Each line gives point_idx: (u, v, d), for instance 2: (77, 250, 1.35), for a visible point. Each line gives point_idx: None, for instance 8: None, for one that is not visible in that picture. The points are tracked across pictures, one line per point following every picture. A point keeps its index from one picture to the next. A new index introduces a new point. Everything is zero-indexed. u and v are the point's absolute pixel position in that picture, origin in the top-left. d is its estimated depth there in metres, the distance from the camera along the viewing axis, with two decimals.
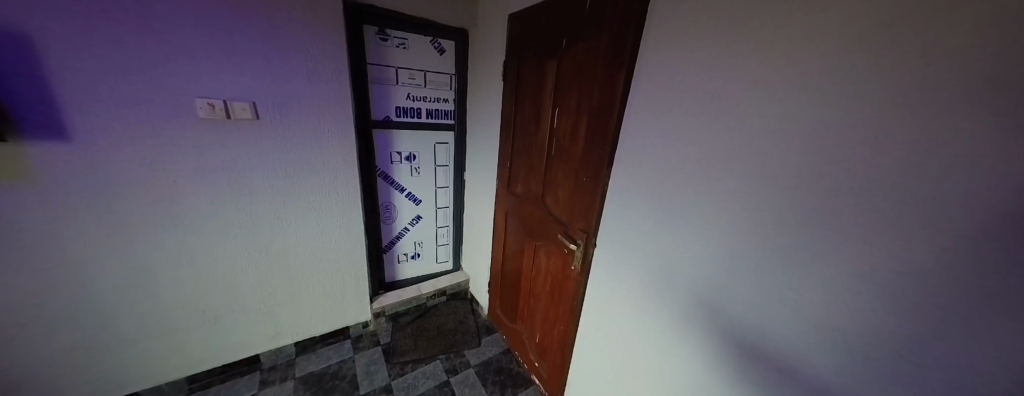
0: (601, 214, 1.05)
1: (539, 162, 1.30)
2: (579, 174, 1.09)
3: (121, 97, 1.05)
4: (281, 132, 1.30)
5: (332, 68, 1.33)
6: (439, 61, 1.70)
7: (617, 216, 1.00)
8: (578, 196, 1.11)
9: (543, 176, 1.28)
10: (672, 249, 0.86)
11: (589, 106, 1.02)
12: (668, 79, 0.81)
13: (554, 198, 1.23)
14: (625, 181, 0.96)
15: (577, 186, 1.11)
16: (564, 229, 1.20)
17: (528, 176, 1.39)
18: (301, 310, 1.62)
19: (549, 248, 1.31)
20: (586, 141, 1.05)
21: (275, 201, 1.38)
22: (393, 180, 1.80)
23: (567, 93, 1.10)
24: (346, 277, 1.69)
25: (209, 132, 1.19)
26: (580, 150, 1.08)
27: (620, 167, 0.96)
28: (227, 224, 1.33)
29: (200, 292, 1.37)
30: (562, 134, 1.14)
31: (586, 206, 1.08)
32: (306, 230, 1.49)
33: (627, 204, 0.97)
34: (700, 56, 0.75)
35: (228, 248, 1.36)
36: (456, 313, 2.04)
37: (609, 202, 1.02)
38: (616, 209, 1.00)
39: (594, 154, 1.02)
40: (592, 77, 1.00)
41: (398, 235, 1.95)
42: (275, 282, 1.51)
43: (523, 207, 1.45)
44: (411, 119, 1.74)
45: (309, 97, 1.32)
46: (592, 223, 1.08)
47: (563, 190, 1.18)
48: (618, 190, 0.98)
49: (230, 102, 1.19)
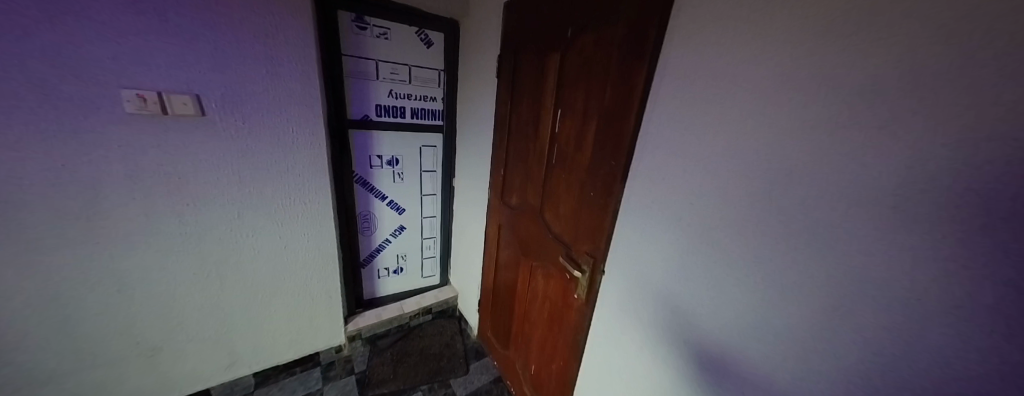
0: (610, 237, 0.87)
1: (537, 171, 1.12)
2: (584, 189, 0.91)
3: (17, 85, 0.84)
4: (233, 132, 1.10)
5: (295, 58, 1.12)
6: (425, 55, 1.51)
7: (631, 241, 0.83)
8: (583, 214, 0.93)
9: (542, 188, 1.10)
10: (700, 289, 0.68)
11: (598, 107, 0.85)
12: (697, 76, 0.64)
13: (555, 214, 1.05)
14: (640, 200, 0.78)
15: (581, 202, 0.93)
16: (566, 252, 1.02)
17: (524, 186, 1.21)
18: (262, 336, 1.42)
19: (548, 271, 1.13)
20: (594, 149, 0.87)
21: (228, 213, 1.18)
22: (372, 186, 1.61)
23: (572, 91, 0.93)
24: (315, 297, 1.49)
25: (140, 131, 0.99)
26: (587, 160, 0.90)
27: (634, 183, 0.79)
28: (166, 239, 1.12)
29: (134, 318, 1.16)
30: (566, 139, 0.97)
31: (593, 228, 0.90)
32: (266, 246, 1.29)
33: (642, 228, 0.79)
34: (738, 46, 0.57)
35: (168, 268, 1.15)
36: (442, 335, 1.84)
37: (621, 224, 0.84)
38: (629, 233, 0.83)
39: (604, 166, 0.84)
40: (604, 72, 0.82)
41: (378, 248, 1.75)
42: (229, 305, 1.30)
43: (518, 220, 1.27)
44: (394, 119, 1.55)
45: (263, 91, 1.11)
46: (600, 249, 0.90)
47: (564, 206, 1.00)
48: (632, 211, 0.81)
49: (167, 94, 0.98)
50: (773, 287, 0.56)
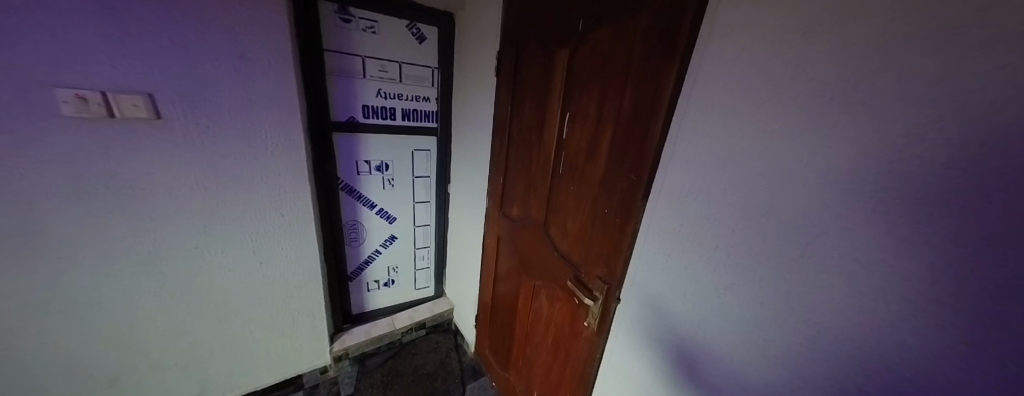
0: (626, 264, 0.74)
1: (542, 181, 1.00)
2: (597, 205, 0.79)
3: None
4: (195, 137, 0.97)
5: (265, 53, 0.98)
6: (417, 51, 1.37)
7: (653, 271, 0.70)
8: (595, 233, 0.81)
9: (547, 200, 0.98)
10: (741, 336, 0.56)
11: (614, 111, 0.72)
12: (743, 73, 0.51)
13: (562, 231, 0.93)
14: (663, 222, 0.66)
15: (593, 220, 0.81)
16: (573, 274, 0.89)
17: (526, 196, 1.09)
18: (236, 360, 1.29)
19: (553, 294, 1.00)
20: (609, 160, 0.74)
21: (192, 227, 1.05)
22: (360, 194, 1.48)
23: (585, 92, 0.81)
24: (296, 317, 1.35)
25: (84, 137, 0.86)
26: (601, 172, 0.77)
27: (658, 202, 0.66)
28: (120, 258, 0.99)
29: (85, 347, 1.03)
30: (576, 147, 0.84)
31: (607, 251, 0.78)
32: (238, 263, 1.15)
33: (667, 255, 0.66)
34: (804, 34, 0.44)
35: (123, 290, 1.01)
36: (436, 352, 1.72)
37: (639, 250, 0.72)
38: (650, 260, 0.70)
39: (621, 181, 0.72)
40: (623, 71, 0.70)
41: (367, 260, 1.62)
42: (196, 328, 1.17)
43: (519, 234, 1.15)
44: (383, 121, 1.42)
45: (228, 90, 0.97)
46: (615, 275, 0.77)
47: (573, 223, 0.88)
48: (653, 234, 0.68)
49: (113, 94, 0.85)
50: (844, 343, 0.45)
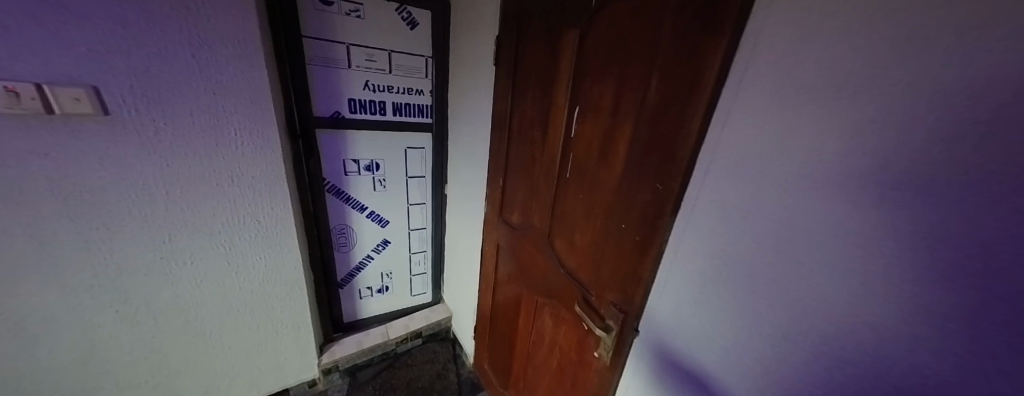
0: (646, 290, 0.61)
1: (545, 186, 0.87)
2: (611, 217, 0.66)
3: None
4: (152, 135, 0.86)
5: (230, 41, 0.87)
6: (409, 38, 1.24)
7: (682, 302, 0.56)
8: (608, 251, 0.67)
9: (551, 208, 0.85)
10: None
11: (634, 103, 0.59)
12: (826, 47, 0.37)
13: (568, 244, 0.80)
14: (698, 244, 0.52)
15: (606, 234, 0.67)
16: (581, 296, 0.76)
17: (528, 203, 0.96)
18: (215, 376, 1.20)
19: (558, 314, 0.88)
20: (628, 164, 0.61)
21: (155, 236, 0.95)
22: (348, 195, 1.36)
23: (598, 82, 0.67)
24: (278, 329, 1.25)
25: (20, 136, 0.75)
26: (617, 178, 0.64)
27: (692, 218, 0.52)
28: (73, 270, 0.89)
29: (39, 367, 0.93)
30: (586, 147, 0.71)
31: (623, 274, 0.64)
32: (209, 274, 1.05)
33: (702, 285, 0.53)
34: None
35: (79, 304, 0.92)
36: (433, 363, 1.61)
37: (664, 275, 0.58)
38: (677, 288, 0.57)
39: (643, 190, 0.58)
40: (647, 53, 0.56)
41: (358, 266, 1.52)
42: (166, 344, 1.07)
43: (519, 244, 1.02)
44: (372, 116, 1.29)
45: (189, 82, 0.86)
46: (631, 303, 0.63)
47: (582, 237, 0.75)
48: (683, 257, 0.55)
49: (50, 87, 0.73)
50: None
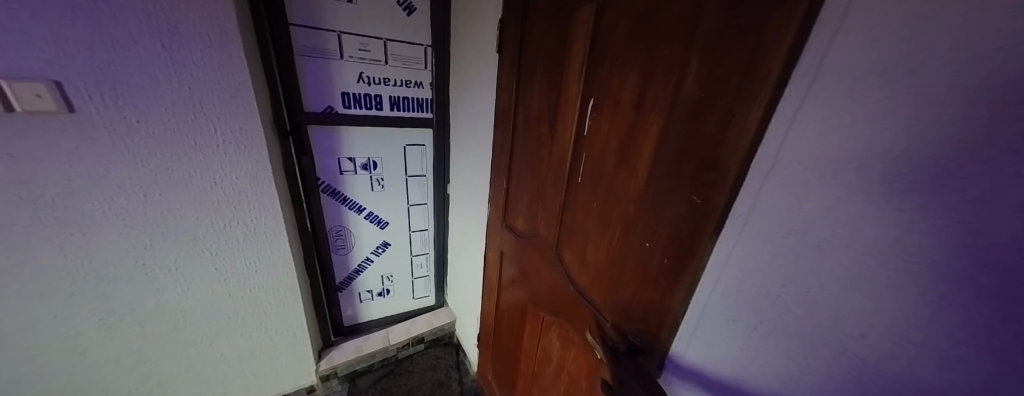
0: (675, 324, 0.50)
1: (553, 190, 0.76)
2: (632, 232, 0.55)
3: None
4: (124, 133, 0.79)
5: (204, 29, 0.78)
6: (405, 25, 1.14)
7: (724, 344, 0.45)
8: (629, 272, 0.57)
9: (560, 216, 0.75)
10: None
11: (664, 95, 0.48)
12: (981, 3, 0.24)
13: (579, 259, 0.70)
14: (749, 277, 0.41)
15: (626, 253, 0.57)
16: (594, 319, 0.66)
17: (534, 208, 0.86)
18: (208, 383, 1.15)
19: (566, 335, 0.78)
20: (655, 171, 0.50)
21: (135, 241, 0.89)
22: (345, 196, 1.29)
23: (618, 70, 0.55)
24: (273, 336, 1.20)
25: None
26: (640, 186, 0.53)
27: (741, 242, 0.41)
28: (48, 277, 0.83)
29: (22, 375, 0.89)
30: (602, 148, 0.60)
31: (646, 302, 0.54)
32: (195, 280, 0.99)
33: (754, 328, 0.42)
34: None
35: (58, 313, 0.87)
36: (435, 370, 1.54)
37: (699, 308, 0.47)
38: (716, 326, 0.46)
39: (673, 203, 0.47)
40: (683, 28, 0.44)
41: (357, 269, 1.46)
42: (155, 352, 1.02)
43: (524, 253, 0.92)
44: (367, 111, 1.20)
45: (160, 75, 0.78)
46: (655, 337, 0.53)
47: (596, 252, 0.65)
48: (728, 292, 0.43)
49: (7, 82, 0.67)
50: None
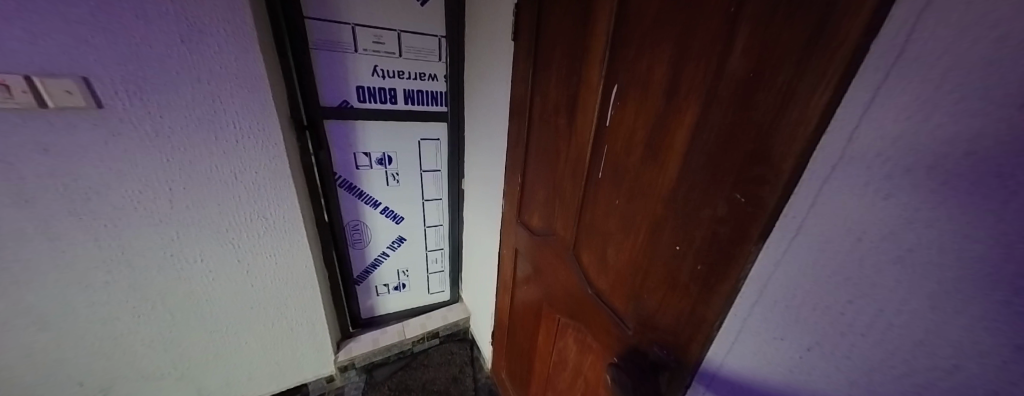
0: (709, 338, 0.45)
1: (571, 187, 0.72)
2: (659, 235, 0.51)
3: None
4: (149, 128, 0.81)
5: (223, 24, 0.78)
6: (419, 16, 1.11)
7: (767, 362, 0.40)
8: (656, 276, 0.52)
9: (578, 214, 0.70)
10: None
11: (700, 78, 0.42)
12: None
13: (599, 262, 0.66)
14: (802, 288, 0.36)
15: (651, 256, 0.52)
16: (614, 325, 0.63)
17: (550, 204, 0.81)
18: (236, 369, 1.20)
19: (583, 340, 0.75)
20: (688, 165, 0.45)
21: (162, 234, 0.91)
22: (361, 190, 1.29)
23: (648, 53, 0.50)
24: (294, 326, 1.23)
25: (17, 131, 0.72)
26: (671, 183, 0.48)
27: (795, 247, 0.36)
28: (85, 266, 0.87)
29: (66, 357, 0.95)
30: (626, 141, 0.55)
31: (675, 310, 0.49)
32: (220, 271, 1.02)
33: (803, 347, 0.37)
34: None
35: (97, 300, 0.92)
36: (449, 366, 1.54)
37: (739, 320, 0.42)
38: (756, 340, 0.41)
39: (710, 203, 0.42)
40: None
41: (374, 263, 1.47)
42: (186, 338, 1.07)
43: (540, 252, 0.89)
44: (382, 105, 1.19)
45: (180, 70, 0.79)
46: (682, 350, 0.49)
47: (617, 253, 0.60)
48: (775, 304, 0.39)
49: (41, 80, 0.69)
50: None
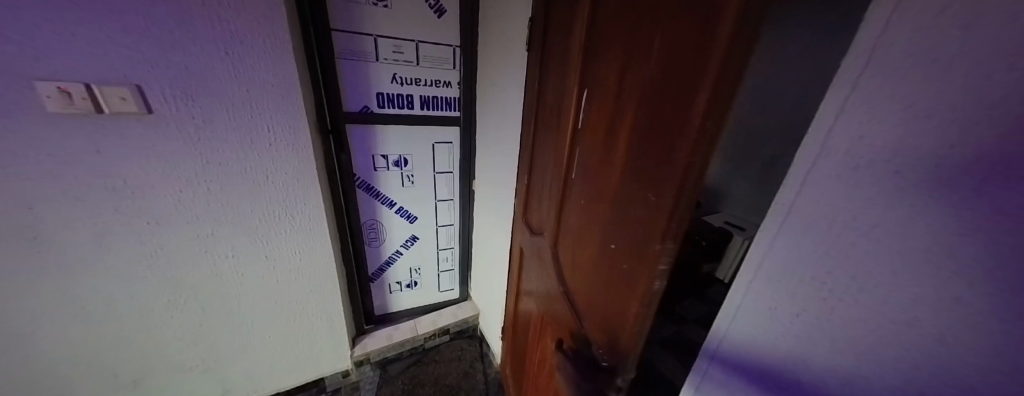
0: (638, 321, 0.50)
1: (555, 188, 0.80)
2: (610, 226, 0.57)
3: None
4: (191, 132, 0.87)
5: (261, 36, 0.85)
6: (436, 27, 1.18)
7: (766, 335, 0.39)
8: (606, 265, 0.58)
9: (559, 212, 0.78)
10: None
11: (639, 86, 0.50)
12: None
13: (574, 258, 0.72)
14: (783, 279, 0.37)
15: (604, 246, 0.59)
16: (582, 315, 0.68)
17: (543, 205, 0.89)
18: (258, 363, 1.26)
19: (559, 333, 0.80)
20: (626, 165, 0.52)
21: (198, 231, 0.97)
22: (377, 191, 1.36)
23: (605, 70, 0.59)
24: (314, 321, 1.29)
25: (75, 135, 0.78)
26: (616, 182, 0.55)
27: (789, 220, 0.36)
28: (125, 261, 0.93)
29: (104, 348, 1.00)
30: (591, 148, 0.63)
31: (617, 294, 0.55)
32: (247, 267, 1.08)
33: (782, 339, 0.38)
34: None
35: (135, 294, 0.97)
36: (460, 361, 1.60)
37: (740, 294, 0.42)
38: (756, 311, 0.40)
39: (642, 196, 0.49)
40: (653, 22, 0.47)
41: (387, 261, 1.53)
42: (213, 331, 1.12)
43: (535, 250, 0.96)
44: (399, 110, 1.26)
45: (219, 78, 0.85)
46: (626, 333, 0.53)
47: (583, 246, 0.67)
48: (759, 296, 0.40)
49: (99, 88, 0.76)
50: None
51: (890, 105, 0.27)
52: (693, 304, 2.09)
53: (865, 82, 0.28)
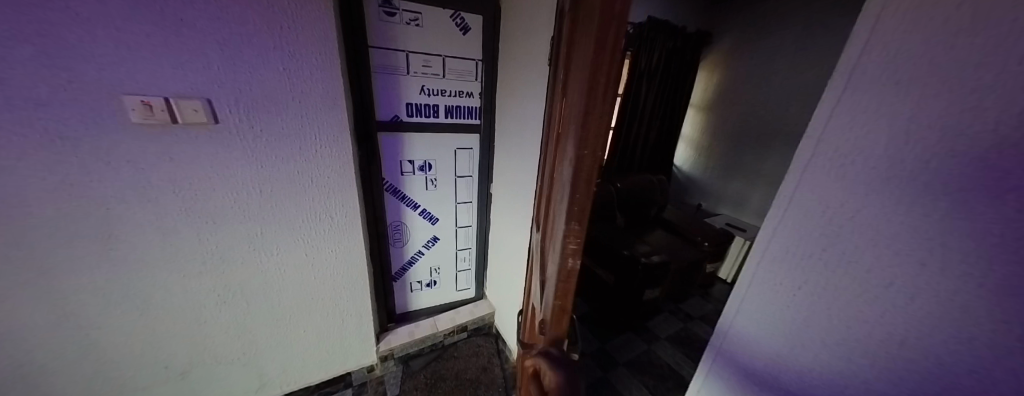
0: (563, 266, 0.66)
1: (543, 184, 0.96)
2: (552, 201, 0.73)
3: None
4: (250, 139, 0.97)
5: (315, 53, 0.96)
6: (460, 43, 1.30)
7: (777, 295, 0.49)
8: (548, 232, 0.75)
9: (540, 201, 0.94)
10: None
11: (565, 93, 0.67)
12: None
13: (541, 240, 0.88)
14: (790, 251, 0.47)
15: (549, 219, 0.75)
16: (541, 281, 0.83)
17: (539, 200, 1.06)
18: (293, 357, 1.33)
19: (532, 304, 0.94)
20: (558, 153, 0.69)
21: (249, 229, 1.06)
22: (404, 194, 1.45)
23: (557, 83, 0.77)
24: (345, 317, 1.36)
25: (151, 142, 0.88)
26: (554, 166, 0.72)
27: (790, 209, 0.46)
28: (186, 257, 1.02)
29: (159, 339, 1.08)
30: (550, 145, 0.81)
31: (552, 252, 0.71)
32: (291, 264, 1.17)
33: (793, 302, 0.47)
34: None
35: (190, 288, 1.06)
36: (478, 357, 1.67)
37: (755, 264, 0.52)
38: (770, 277, 0.50)
39: (562, 176, 0.65)
40: (573, 47, 0.65)
41: (410, 261, 1.61)
42: (254, 325, 1.20)
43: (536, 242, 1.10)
44: (426, 119, 1.37)
45: (278, 91, 0.96)
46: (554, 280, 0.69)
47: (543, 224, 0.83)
48: (771, 266, 0.49)
49: (177, 101, 0.86)
50: None
51: (868, 114, 0.38)
52: (696, 303, 2.20)
53: (846, 101, 0.39)
